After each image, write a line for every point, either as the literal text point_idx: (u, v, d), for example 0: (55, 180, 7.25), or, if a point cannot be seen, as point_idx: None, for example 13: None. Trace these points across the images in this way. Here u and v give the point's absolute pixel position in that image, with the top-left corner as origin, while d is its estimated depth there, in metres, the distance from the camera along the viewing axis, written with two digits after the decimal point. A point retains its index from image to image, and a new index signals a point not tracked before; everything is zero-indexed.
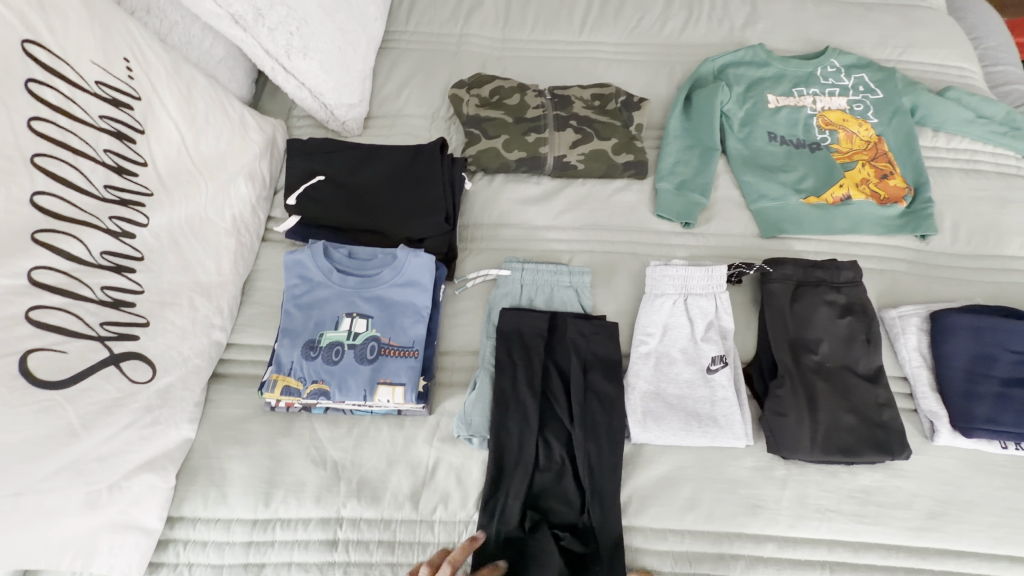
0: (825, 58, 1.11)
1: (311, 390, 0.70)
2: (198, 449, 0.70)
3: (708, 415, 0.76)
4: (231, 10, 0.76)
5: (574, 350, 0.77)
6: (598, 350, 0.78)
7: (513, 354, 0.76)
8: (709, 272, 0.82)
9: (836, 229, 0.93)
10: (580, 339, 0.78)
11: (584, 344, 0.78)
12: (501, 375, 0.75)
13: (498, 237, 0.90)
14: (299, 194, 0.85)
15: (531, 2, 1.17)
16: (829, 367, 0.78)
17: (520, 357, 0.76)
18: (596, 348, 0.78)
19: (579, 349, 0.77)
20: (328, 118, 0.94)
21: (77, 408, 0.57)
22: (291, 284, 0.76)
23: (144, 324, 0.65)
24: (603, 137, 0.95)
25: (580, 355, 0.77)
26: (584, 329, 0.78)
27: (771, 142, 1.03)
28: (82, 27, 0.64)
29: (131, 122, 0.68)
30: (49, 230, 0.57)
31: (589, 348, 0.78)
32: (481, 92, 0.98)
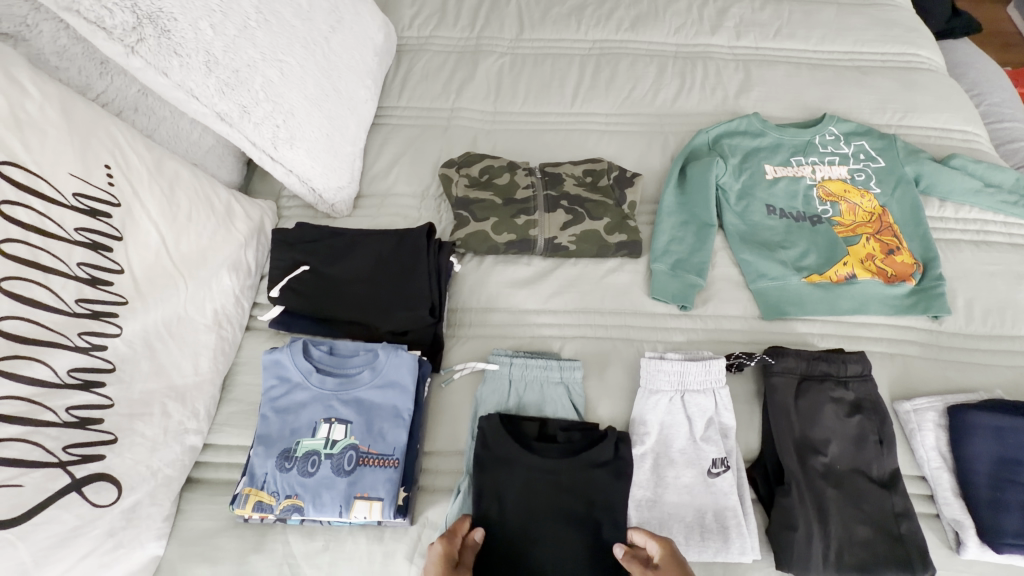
0: (822, 126, 1.09)
1: (285, 505, 0.66)
2: (165, 568, 0.67)
3: (711, 527, 0.70)
4: (216, 109, 0.77)
5: (569, 478, 0.71)
6: (597, 482, 0.71)
7: (502, 478, 0.71)
8: (707, 366, 0.77)
9: (841, 310, 0.89)
10: (577, 467, 0.72)
11: (580, 473, 0.71)
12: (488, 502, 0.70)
13: (487, 323, 0.87)
14: (283, 285, 0.83)
15: (522, 74, 1.18)
16: (838, 471, 0.73)
17: (510, 480, 0.71)
18: (595, 478, 0.71)
19: (574, 478, 0.71)
20: (317, 201, 0.93)
21: (30, 544, 0.54)
22: (268, 385, 0.73)
23: (112, 441, 0.63)
24: (594, 217, 0.93)
25: (576, 483, 0.71)
26: (578, 457, 0.72)
27: (770, 216, 1.00)
28: (61, 141, 0.64)
29: (108, 231, 0.67)
30: (11, 356, 0.55)
31: (587, 477, 0.71)
32: (470, 172, 0.97)
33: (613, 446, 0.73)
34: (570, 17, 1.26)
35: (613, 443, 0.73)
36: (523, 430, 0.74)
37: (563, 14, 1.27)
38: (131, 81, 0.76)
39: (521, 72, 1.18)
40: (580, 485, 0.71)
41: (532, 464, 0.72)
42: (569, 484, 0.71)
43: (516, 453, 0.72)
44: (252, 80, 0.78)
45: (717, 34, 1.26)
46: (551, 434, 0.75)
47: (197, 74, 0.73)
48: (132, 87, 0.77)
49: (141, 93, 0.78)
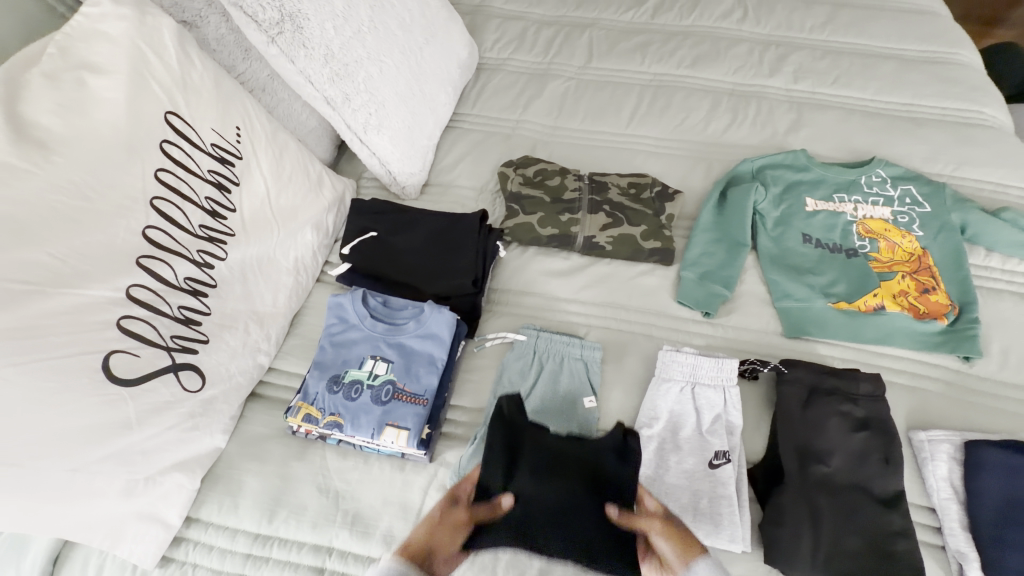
0: (869, 168, 1.13)
1: (328, 421, 0.77)
2: (224, 459, 0.79)
3: (706, 510, 0.75)
4: (325, 94, 0.94)
5: (574, 457, 0.75)
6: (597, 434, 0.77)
7: (512, 445, 0.76)
8: (720, 364, 0.82)
9: (865, 338, 0.92)
10: (584, 452, 0.76)
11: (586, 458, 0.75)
12: (496, 461, 0.74)
13: (521, 303, 0.97)
14: (352, 246, 0.96)
15: (584, 97, 1.31)
16: (838, 483, 0.75)
17: (515, 448, 0.76)
18: (599, 460, 0.75)
19: (579, 460, 0.75)
20: (391, 182, 1.08)
21: (136, 405, 0.68)
22: (329, 322, 0.86)
23: (204, 341, 0.77)
24: (633, 224, 1.01)
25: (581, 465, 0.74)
26: (587, 444, 0.77)
27: (805, 244, 1.04)
28: (209, 103, 0.82)
29: (230, 176, 0.83)
30: (150, 256, 0.70)
31: (591, 456, 0.75)
32: (525, 172, 1.08)
33: (621, 436, 0.77)
34: (635, 52, 1.39)
35: (620, 433, 0.78)
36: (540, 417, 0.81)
37: (628, 49, 1.40)
38: (263, 67, 0.95)
39: (584, 95, 1.31)
40: (586, 462, 0.74)
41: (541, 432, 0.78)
42: (576, 457, 0.75)
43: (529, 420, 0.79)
44: (357, 74, 0.94)
45: (775, 77, 1.33)
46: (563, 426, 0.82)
47: (316, 64, 0.90)
48: (263, 71, 0.95)
49: (269, 77, 0.96)
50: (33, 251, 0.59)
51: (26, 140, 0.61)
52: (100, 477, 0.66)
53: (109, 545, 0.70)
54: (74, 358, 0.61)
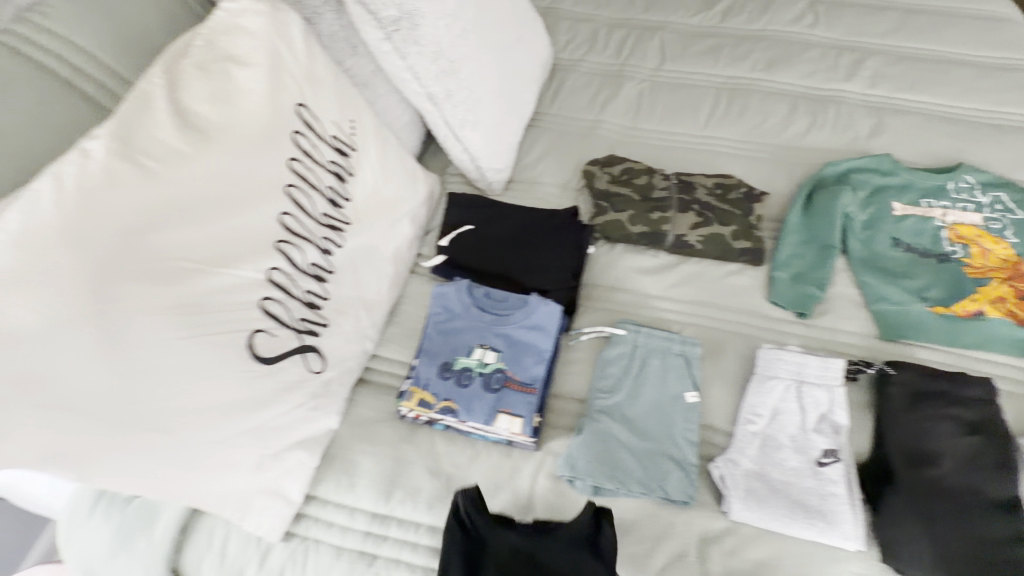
0: (957, 173, 1.12)
1: (441, 406, 0.79)
2: (337, 440, 0.82)
3: (816, 508, 0.74)
4: (429, 91, 0.97)
5: (546, 556, 0.68)
6: None
7: (487, 548, 0.69)
8: (826, 364, 0.83)
9: (964, 343, 0.91)
10: (558, 544, 0.69)
11: (558, 549, 0.68)
12: (470, 574, 0.67)
13: (613, 299, 0.98)
14: (451, 238, 0.99)
15: (659, 98, 1.32)
16: (952, 487, 0.73)
17: (495, 557, 0.68)
18: (578, 561, 0.68)
19: (555, 558, 0.68)
20: (478, 177, 1.10)
21: (272, 383, 0.71)
22: (435, 311, 0.88)
23: (324, 325, 0.79)
24: (722, 223, 1.02)
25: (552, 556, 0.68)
26: (556, 534, 0.69)
27: (895, 248, 1.04)
28: (330, 96, 0.85)
29: (346, 167, 0.86)
30: (285, 241, 0.73)
31: (569, 560, 0.68)
32: (612, 171, 1.10)
33: (592, 521, 0.70)
34: (708, 54, 1.40)
35: (591, 515, 0.70)
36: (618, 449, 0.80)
37: (701, 52, 1.40)
38: (369, 63, 0.98)
39: (659, 97, 1.32)
40: (560, 549, 0.68)
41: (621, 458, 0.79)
42: (557, 551, 0.68)
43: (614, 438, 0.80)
44: (459, 71, 0.97)
45: (852, 81, 1.33)
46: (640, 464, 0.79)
47: (424, 61, 0.93)
48: (367, 67, 0.98)
49: (372, 73, 0.99)
50: (195, 231, 0.62)
51: (189, 128, 0.65)
52: (238, 451, 0.69)
53: (238, 517, 0.72)
54: (227, 335, 0.65)
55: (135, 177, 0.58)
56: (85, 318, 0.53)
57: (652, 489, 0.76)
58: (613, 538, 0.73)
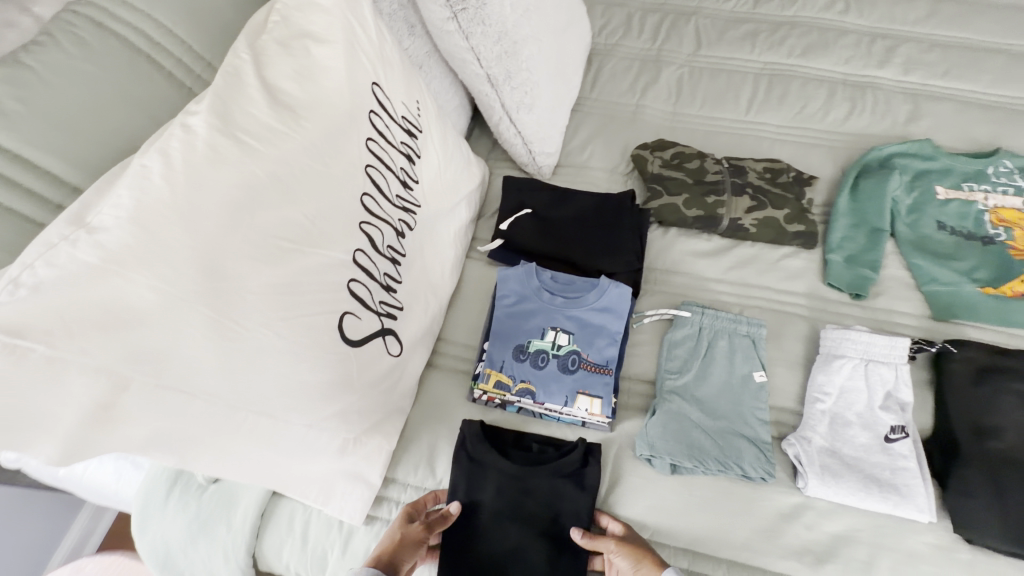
0: (996, 158, 1.13)
1: (519, 388, 0.80)
2: (412, 424, 0.81)
3: (888, 482, 0.76)
4: (489, 72, 0.96)
5: (532, 483, 0.75)
6: None
7: (472, 473, 0.75)
8: (892, 343, 0.84)
9: (1014, 323, 0.94)
10: (543, 474, 0.75)
11: (545, 479, 0.75)
12: (464, 497, 0.74)
13: (671, 282, 0.99)
14: (510, 222, 0.99)
15: (699, 84, 1.32)
16: (1017, 459, 0.77)
17: (479, 484, 0.75)
18: (558, 487, 0.75)
19: (541, 484, 0.75)
20: (529, 162, 1.10)
21: (358, 366, 0.70)
22: (504, 294, 0.87)
23: (400, 309, 0.79)
24: (775, 207, 1.03)
25: (539, 486, 0.74)
26: (546, 463, 0.75)
27: (940, 231, 1.06)
28: (398, 76, 0.84)
29: (413, 148, 0.85)
30: (368, 222, 0.73)
31: (552, 486, 0.74)
32: (663, 155, 1.10)
33: (580, 456, 0.76)
34: (744, 40, 1.40)
35: (581, 452, 0.76)
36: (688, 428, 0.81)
37: (737, 37, 1.41)
38: (425, 44, 0.97)
39: (699, 82, 1.32)
40: (551, 480, 0.75)
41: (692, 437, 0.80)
42: (551, 485, 0.75)
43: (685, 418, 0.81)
44: (519, 53, 0.96)
45: (886, 68, 1.34)
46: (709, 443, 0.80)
47: (488, 41, 0.92)
48: (423, 48, 0.97)
49: (427, 54, 0.98)
50: (291, 209, 0.63)
51: (280, 105, 0.65)
52: (325, 434, 0.68)
53: (320, 502, 0.72)
54: (321, 316, 0.64)
55: (236, 152, 0.59)
56: (201, 296, 0.53)
57: (729, 466, 0.77)
58: (693, 514, 0.75)
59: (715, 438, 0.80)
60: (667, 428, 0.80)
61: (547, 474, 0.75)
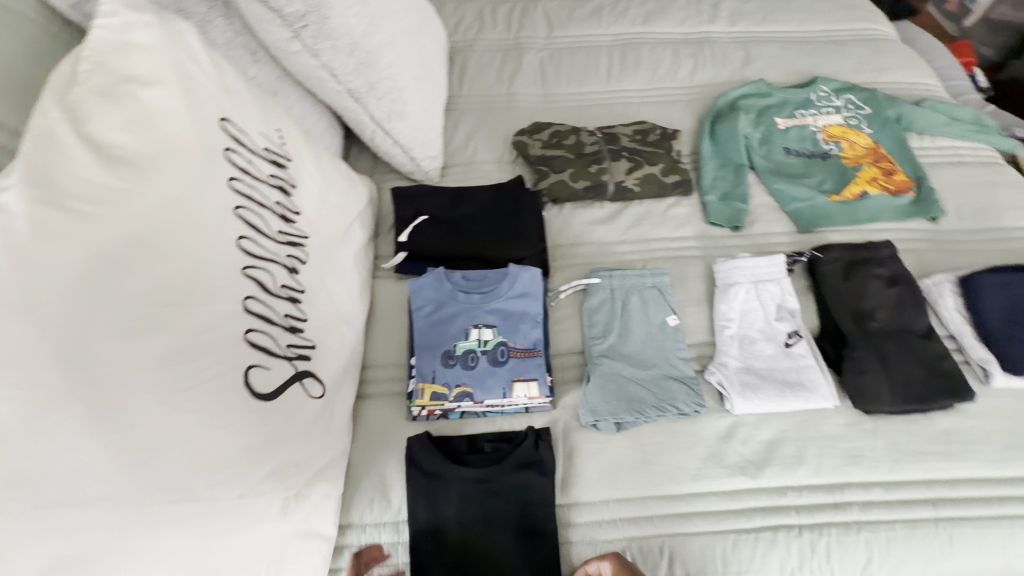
0: (815, 85, 1.32)
1: (456, 393, 0.80)
2: (356, 461, 0.78)
3: (797, 382, 0.86)
4: (349, 86, 0.93)
5: (496, 483, 0.75)
6: None
7: (431, 493, 0.74)
8: (772, 261, 0.95)
9: (861, 219, 1.09)
10: (506, 472, 0.75)
11: (508, 477, 0.75)
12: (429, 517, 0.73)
13: (577, 255, 1.03)
14: (409, 232, 0.97)
15: (561, 64, 1.38)
16: (888, 331, 0.90)
17: (440, 500, 0.74)
18: (521, 480, 0.75)
19: (504, 482, 0.75)
20: (414, 169, 1.08)
21: (278, 418, 0.65)
22: (419, 305, 0.86)
23: (312, 347, 0.75)
24: (651, 164, 1.11)
25: (505, 487, 0.74)
26: (503, 462, 0.76)
27: (789, 156, 1.21)
28: (250, 107, 0.78)
29: (286, 179, 0.80)
30: (252, 266, 0.68)
31: (516, 480, 0.75)
32: (541, 136, 1.14)
33: (534, 445, 0.77)
34: (592, 17, 1.48)
35: (533, 441, 0.78)
36: (624, 385, 0.85)
37: (585, 15, 1.49)
38: (273, 69, 0.91)
39: (560, 62, 1.38)
40: (513, 476, 0.75)
41: (629, 392, 0.84)
42: (512, 480, 0.75)
43: (618, 376, 0.86)
44: (378, 61, 0.93)
45: (717, 22, 1.49)
46: (645, 393, 0.84)
47: (340, 55, 0.88)
48: (273, 74, 0.91)
49: (279, 79, 0.92)
50: (160, 269, 0.58)
51: (115, 163, 0.59)
52: (262, 499, 0.62)
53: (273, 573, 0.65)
54: (222, 377, 0.60)
55: (73, 225, 0.53)
56: (75, 390, 0.49)
57: (666, 408, 0.82)
58: (646, 463, 0.79)
59: (650, 387, 0.85)
60: (604, 392, 0.83)
61: (505, 471, 0.75)
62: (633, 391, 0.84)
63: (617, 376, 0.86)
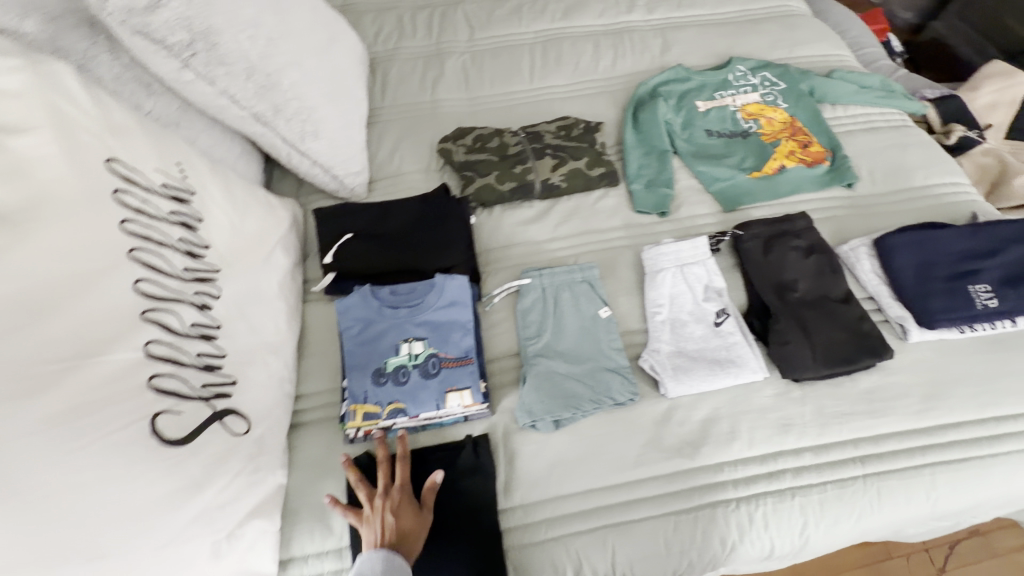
0: (732, 66, 1.35)
1: (389, 410, 0.79)
2: (293, 492, 0.76)
3: (727, 359, 0.88)
4: (254, 110, 0.91)
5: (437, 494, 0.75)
6: None
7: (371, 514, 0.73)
8: (695, 244, 0.97)
9: (782, 193, 1.12)
10: (446, 482, 0.76)
11: (449, 487, 0.75)
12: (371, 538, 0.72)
13: (509, 256, 1.03)
14: (334, 252, 0.95)
15: (484, 65, 1.38)
16: (809, 300, 0.93)
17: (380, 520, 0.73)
18: (462, 488, 0.76)
19: (444, 493, 0.75)
20: (339, 187, 1.06)
21: (198, 460, 0.64)
22: (347, 326, 0.85)
23: (233, 383, 0.73)
24: (576, 158, 1.12)
25: (447, 496, 0.75)
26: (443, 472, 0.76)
27: (710, 137, 1.23)
28: (143, 144, 0.76)
29: (191, 213, 0.78)
30: (152, 308, 0.67)
31: (456, 488, 0.76)
32: (465, 141, 1.14)
33: (472, 451, 0.78)
34: (511, 16, 1.48)
35: (472, 447, 0.79)
36: (560, 382, 0.85)
37: (505, 15, 1.49)
38: (172, 100, 0.89)
39: (483, 64, 1.38)
40: (453, 485, 0.76)
41: (565, 388, 0.84)
42: (453, 490, 0.75)
43: (554, 374, 0.86)
44: (281, 82, 0.91)
45: (635, 11, 1.51)
46: (581, 387, 0.85)
47: (238, 81, 0.86)
48: (173, 105, 0.89)
49: (181, 110, 0.90)
50: (44, 326, 0.56)
51: None
52: (189, 546, 0.61)
53: None
54: (126, 429, 0.58)
55: None
56: None
57: (603, 401, 0.83)
58: (586, 457, 0.80)
59: (585, 381, 0.85)
60: (541, 391, 0.84)
61: (446, 482, 0.76)
62: (569, 387, 0.85)
63: (553, 374, 0.86)
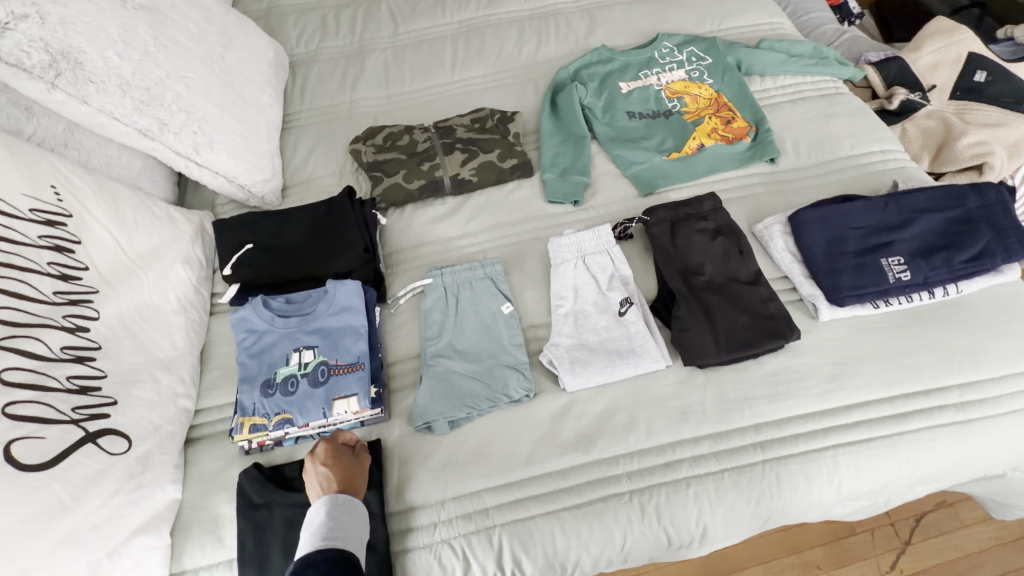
0: (658, 42, 1.30)
1: (277, 421, 0.79)
2: (187, 506, 0.77)
3: (628, 349, 0.87)
4: (138, 126, 0.90)
5: None
6: None
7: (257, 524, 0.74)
8: (597, 233, 0.97)
9: (700, 173, 1.10)
10: None
11: None
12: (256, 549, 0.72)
13: (418, 255, 1.02)
14: (234, 263, 0.95)
15: (404, 60, 1.35)
16: (715, 284, 0.91)
17: (266, 531, 0.73)
18: None
19: None
20: (247, 196, 1.05)
21: (64, 483, 0.64)
22: (241, 338, 0.86)
23: (112, 403, 0.74)
24: (487, 151, 1.10)
25: None
26: None
27: (632, 120, 1.20)
28: (10, 168, 0.75)
29: (67, 236, 0.78)
30: (10, 336, 0.66)
31: None
32: (375, 141, 1.12)
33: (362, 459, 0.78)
34: (434, 7, 1.45)
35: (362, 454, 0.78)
36: (456, 382, 0.85)
37: (427, 6, 1.46)
38: (56, 120, 0.88)
39: (404, 58, 1.35)
40: None
41: (461, 387, 0.84)
42: None
43: (450, 374, 0.85)
44: (163, 96, 0.92)
45: None
46: (477, 385, 0.84)
47: (114, 98, 0.87)
48: (58, 125, 0.88)
49: (67, 129, 0.89)
50: None
51: None
52: (55, 569, 0.62)
53: None
54: None
55: None
56: None
57: (498, 398, 0.83)
58: (478, 456, 0.79)
59: (482, 379, 0.85)
60: (435, 392, 0.83)
61: None
62: (465, 386, 0.84)
63: (449, 374, 0.85)
